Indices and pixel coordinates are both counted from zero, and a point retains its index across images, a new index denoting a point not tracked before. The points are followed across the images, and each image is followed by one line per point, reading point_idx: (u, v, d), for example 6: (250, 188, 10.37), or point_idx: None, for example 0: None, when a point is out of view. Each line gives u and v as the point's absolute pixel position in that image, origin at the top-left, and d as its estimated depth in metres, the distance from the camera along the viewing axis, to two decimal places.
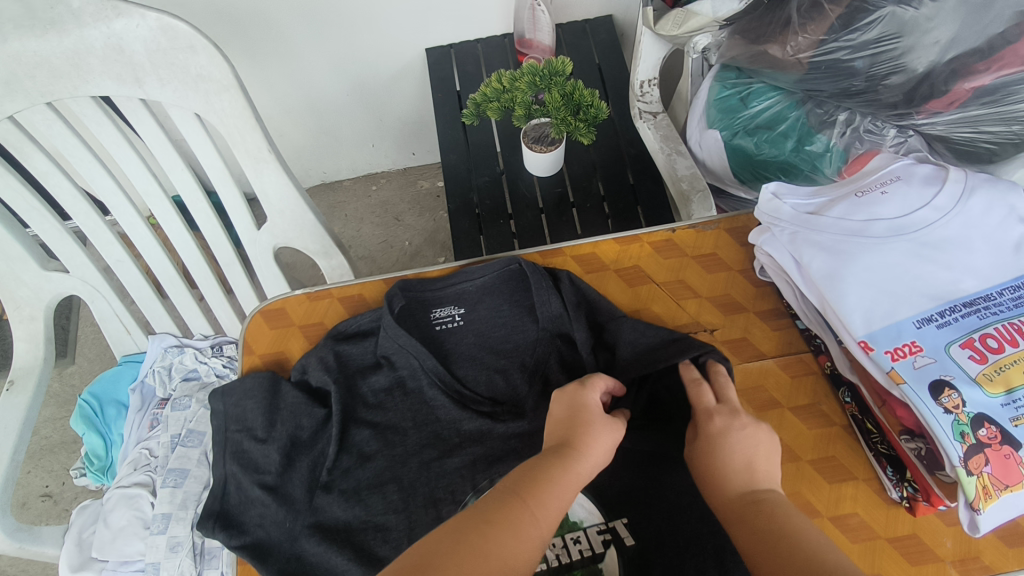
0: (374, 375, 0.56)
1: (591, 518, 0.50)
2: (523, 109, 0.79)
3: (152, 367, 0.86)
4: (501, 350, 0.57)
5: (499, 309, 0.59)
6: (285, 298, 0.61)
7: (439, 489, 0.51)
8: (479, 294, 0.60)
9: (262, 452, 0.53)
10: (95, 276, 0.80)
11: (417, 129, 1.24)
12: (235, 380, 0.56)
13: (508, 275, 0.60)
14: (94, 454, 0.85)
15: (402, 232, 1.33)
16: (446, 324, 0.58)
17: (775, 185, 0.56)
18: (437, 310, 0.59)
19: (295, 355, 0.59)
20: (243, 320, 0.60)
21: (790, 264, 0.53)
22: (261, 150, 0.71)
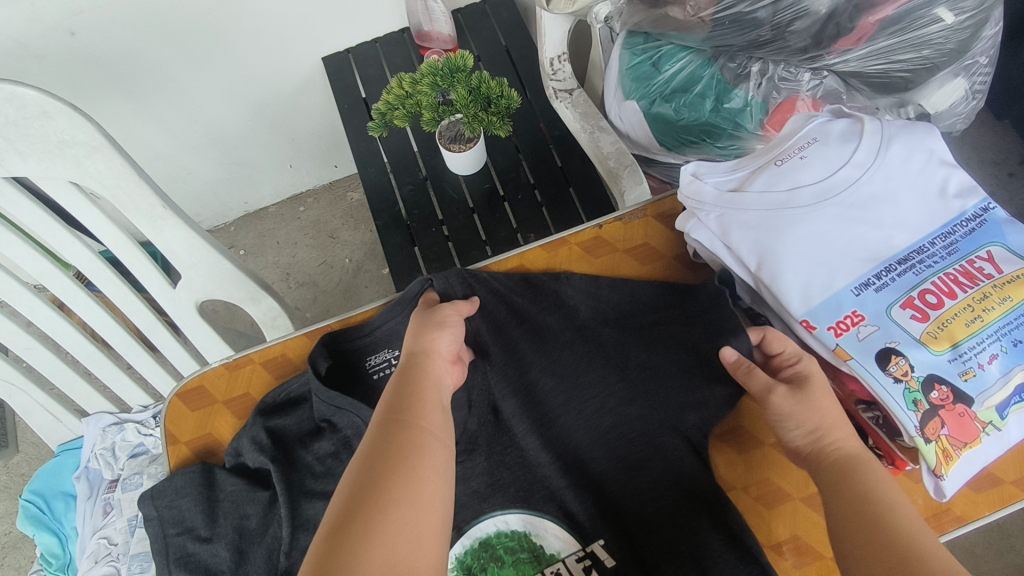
0: (317, 443, 0.52)
1: (568, 548, 0.49)
2: (430, 112, 0.75)
3: (93, 451, 0.81)
4: None
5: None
6: (202, 373, 0.56)
7: None
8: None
9: (209, 551, 0.51)
10: (5, 369, 0.74)
11: (333, 141, 1.18)
12: (163, 481, 0.53)
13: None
14: (50, 553, 0.80)
15: (341, 248, 1.27)
16: (384, 370, 0.55)
17: (694, 165, 0.53)
18: (372, 357, 0.56)
19: (225, 436, 0.56)
20: (161, 407, 0.56)
21: (721, 249, 0.51)
22: (155, 207, 0.66)
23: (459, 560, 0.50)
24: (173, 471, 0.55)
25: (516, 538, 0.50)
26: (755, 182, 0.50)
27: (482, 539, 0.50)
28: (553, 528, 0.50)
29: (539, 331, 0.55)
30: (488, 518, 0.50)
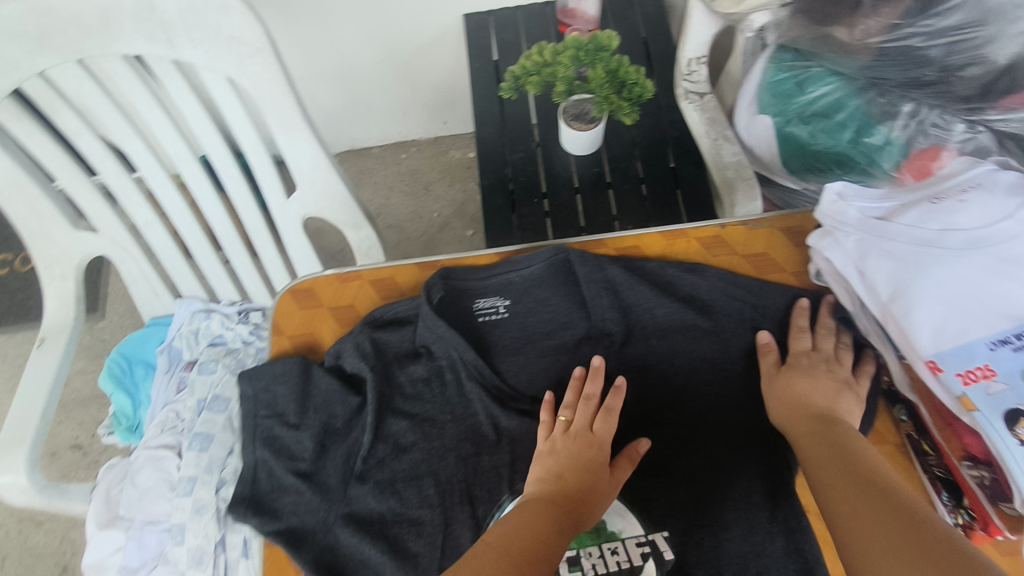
0: (413, 365, 0.56)
1: (632, 530, 0.50)
2: (564, 85, 0.76)
3: (178, 331, 0.87)
4: (545, 345, 0.57)
5: (548, 301, 0.58)
6: (314, 278, 0.61)
7: (474, 486, 0.51)
8: (532, 288, 0.59)
9: (294, 438, 0.54)
10: (125, 237, 0.80)
11: (450, 97, 1.21)
12: (263, 365, 0.57)
13: (557, 268, 0.59)
14: (122, 413, 0.86)
15: (432, 202, 1.30)
16: (490, 314, 0.58)
17: (842, 185, 0.54)
18: (481, 300, 0.59)
19: (325, 338, 0.59)
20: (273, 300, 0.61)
21: (853, 273, 0.52)
22: (295, 117, 0.69)
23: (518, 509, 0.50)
24: (273, 358, 0.59)
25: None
26: (906, 214, 0.50)
27: None
28: (621, 506, 0.51)
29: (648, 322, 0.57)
30: None
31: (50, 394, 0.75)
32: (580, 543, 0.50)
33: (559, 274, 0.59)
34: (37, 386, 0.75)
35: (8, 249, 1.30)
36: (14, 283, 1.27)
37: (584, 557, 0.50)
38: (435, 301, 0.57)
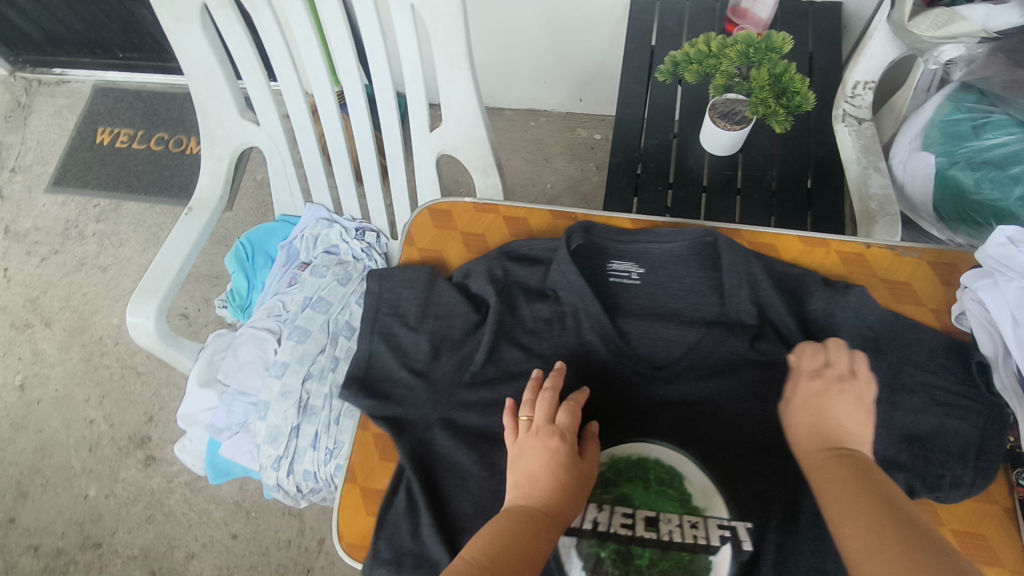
0: (539, 304, 0.62)
1: (717, 511, 0.52)
2: (723, 79, 0.75)
3: (302, 232, 0.93)
4: (671, 317, 0.62)
5: (681, 278, 0.63)
6: (454, 203, 0.69)
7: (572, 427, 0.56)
8: (671, 262, 0.64)
9: (412, 338, 0.62)
10: (280, 135, 0.87)
11: (594, 75, 1.22)
12: (396, 268, 0.65)
13: (699, 252, 0.63)
14: (238, 292, 0.94)
15: (549, 173, 1.32)
16: (623, 277, 0.64)
17: (1015, 230, 0.53)
18: (618, 261, 0.64)
19: (451, 257, 0.67)
20: (412, 215, 0.69)
21: (1005, 319, 0.52)
22: (460, 55, 0.73)
23: (612, 459, 0.55)
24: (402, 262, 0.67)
25: (671, 475, 0.54)
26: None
27: (639, 458, 0.55)
28: (707, 487, 0.53)
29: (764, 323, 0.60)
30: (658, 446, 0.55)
31: (187, 256, 0.83)
32: (663, 508, 0.53)
33: (700, 257, 0.63)
34: (179, 246, 0.83)
35: (166, 129, 1.44)
36: (164, 160, 1.41)
37: (663, 522, 0.52)
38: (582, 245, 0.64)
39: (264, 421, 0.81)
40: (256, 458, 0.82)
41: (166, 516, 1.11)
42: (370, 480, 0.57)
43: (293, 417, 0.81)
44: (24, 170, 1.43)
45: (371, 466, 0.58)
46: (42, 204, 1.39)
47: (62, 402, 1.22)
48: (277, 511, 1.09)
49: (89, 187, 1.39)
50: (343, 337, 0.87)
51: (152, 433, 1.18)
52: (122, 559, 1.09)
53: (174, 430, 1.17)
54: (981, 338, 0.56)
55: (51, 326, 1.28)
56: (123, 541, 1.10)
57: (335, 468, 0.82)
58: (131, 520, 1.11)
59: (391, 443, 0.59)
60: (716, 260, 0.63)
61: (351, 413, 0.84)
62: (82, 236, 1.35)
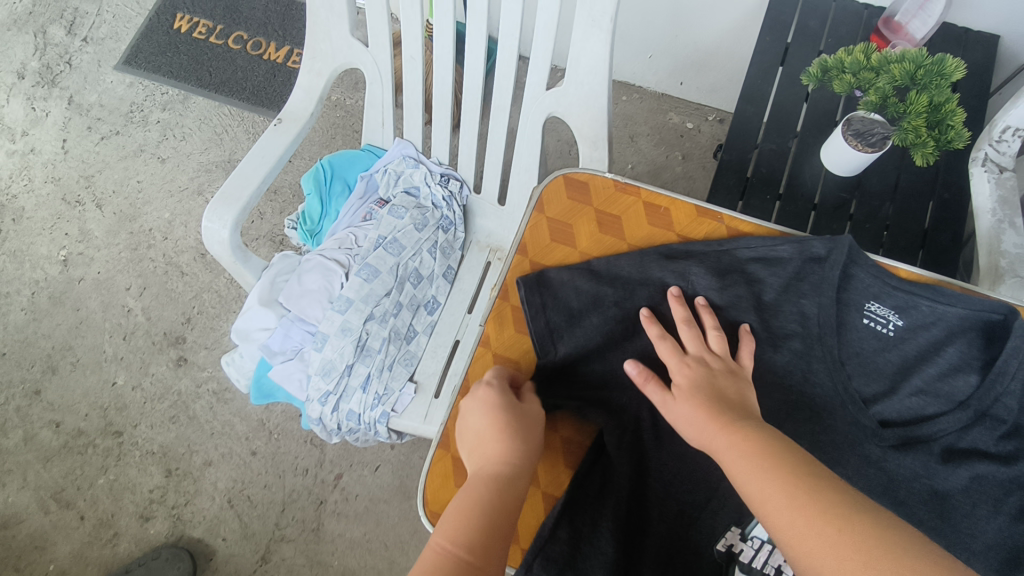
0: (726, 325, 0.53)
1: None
2: (876, 97, 0.70)
3: (385, 167, 0.90)
4: (923, 390, 0.49)
5: (942, 349, 0.50)
6: (595, 176, 0.62)
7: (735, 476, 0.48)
8: (941, 328, 0.50)
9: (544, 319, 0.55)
10: (385, 62, 0.83)
11: (704, 61, 1.16)
12: (521, 231, 0.60)
13: (981, 327, 0.50)
14: (309, 216, 0.92)
15: (631, 153, 1.27)
16: (878, 326, 0.51)
17: None
18: (875, 305, 0.51)
19: (578, 231, 0.60)
20: (545, 179, 0.62)
21: None
22: (604, 16, 0.68)
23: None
24: (523, 228, 0.61)
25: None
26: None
27: None
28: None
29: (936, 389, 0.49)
30: None
31: (271, 170, 0.79)
32: None
33: (982, 334, 0.50)
34: (264, 158, 0.79)
35: (246, 29, 1.38)
36: (239, 60, 1.36)
37: None
38: (822, 255, 0.53)
39: (319, 354, 0.80)
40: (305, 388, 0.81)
41: (190, 419, 1.11)
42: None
43: (348, 355, 0.79)
44: (96, 42, 1.38)
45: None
46: (110, 81, 1.35)
47: (102, 285, 1.20)
48: (299, 437, 1.09)
49: (159, 72, 1.35)
50: (409, 283, 0.85)
51: (187, 334, 1.17)
52: (140, 452, 1.09)
53: (210, 336, 1.16)
54: None
55: (102, 208, 1.25)
56: (145, 435, 1.10)
57: (381, 414, 0.80)
58: (155, 416, 1.11)
59: None
60: (1003, 344, 0.49)
61: (405, 361, 0.83)
62: (145, 122, 1.32)
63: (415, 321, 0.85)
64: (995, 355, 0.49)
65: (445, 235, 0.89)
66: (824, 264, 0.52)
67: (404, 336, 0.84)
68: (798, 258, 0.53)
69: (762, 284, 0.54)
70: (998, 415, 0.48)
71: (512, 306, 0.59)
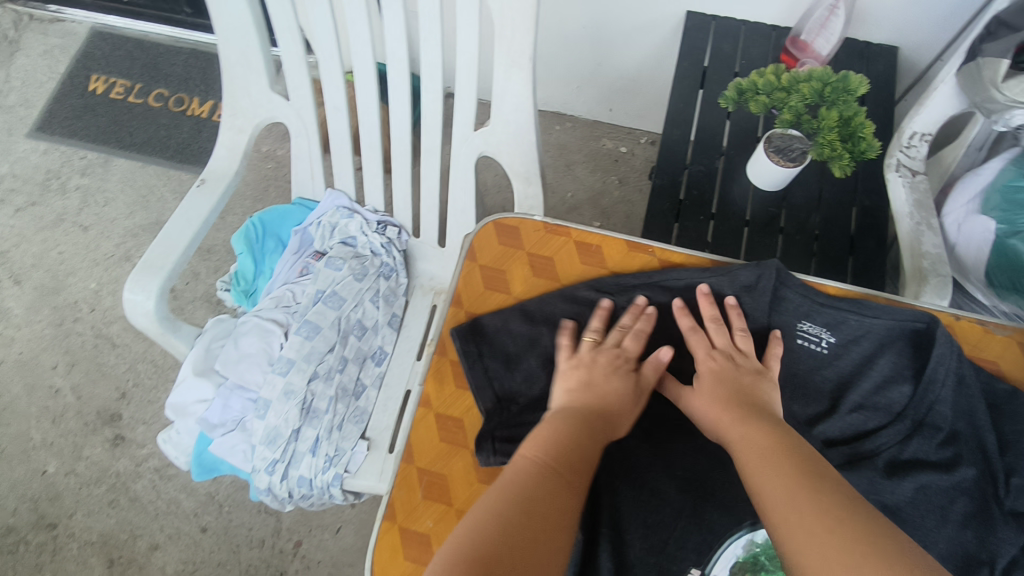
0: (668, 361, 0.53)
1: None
2: (791, 115, 0.72)
3: (319, 219, 0.87)
4: (860, 405, 0.51)
5: (873, 361, 0.52)
6: (524, 220, 0.62)
7: (689, 513, 0.48)
8: (871, 341, 0.52)
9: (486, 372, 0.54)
10: (309, 113, 0.81)
11: (630, 87, 1.19)
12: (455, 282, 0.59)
13: (908, 336, 0.52)
14: (243, 276, 0.89)
15: (569, 181, 1.28)
16: (812, 345, 0.53)
17: None
18: (807, 325, 0.53)
19: (513, 276, 0.60)
20: (475, 226, 0.62)
21: None
22: (524, 56, 0.68)
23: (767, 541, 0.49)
24: (456, 278, 0.60)
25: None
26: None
27: None
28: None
29: (871, 403, 0.51)
30: None
31: (197, 234, 0.76)
32: None
33: (911, 343, 0.51)
34: (187, 222, 0.76)
35: (166, 86, 1.35)
36: (162, 118, 1.31)
37: None
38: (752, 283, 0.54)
39: (263, 421, 0.76)
40: (250, 459, 0.76)
41: (132, 502, 1.04)
42: (412, 519, 0.51)
43: (294, 419, 0.75)
44: (4, 110, 1.32)
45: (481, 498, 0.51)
46: (22, 149, 1.29)
47: (24, 367, 1.12)
48: (253, 507, 1.03)
49: (75, 137, 1.29)
50: (353, 336, 0.82)
51: (123, 410, 1.10)
52: (78, 544, 1.01)
53: (148, 410, 1.10)
54: None
55: (21, 284, 1.18)
56: (82, 524, 1.02)
57: (333, 477, 0.76)
58: (92, 503, 1.04)
59: (439, 482, 0.52)
60: (928, 351, 0.50)
61: (355, 418, 0.80)
62: (64, 189, 1.26)
63: (362, 375, 0.82)
64: (924, 363, 0.50)
65: (388, 283, 0.87)
66: (754, 291, 0.54)
67: (352, 393, 0.81)
68: (728, 286, 0.54)
69: (698, 313, 0.55)
70: (934, 424, 0.49)
71: (450, 361, 0.57)
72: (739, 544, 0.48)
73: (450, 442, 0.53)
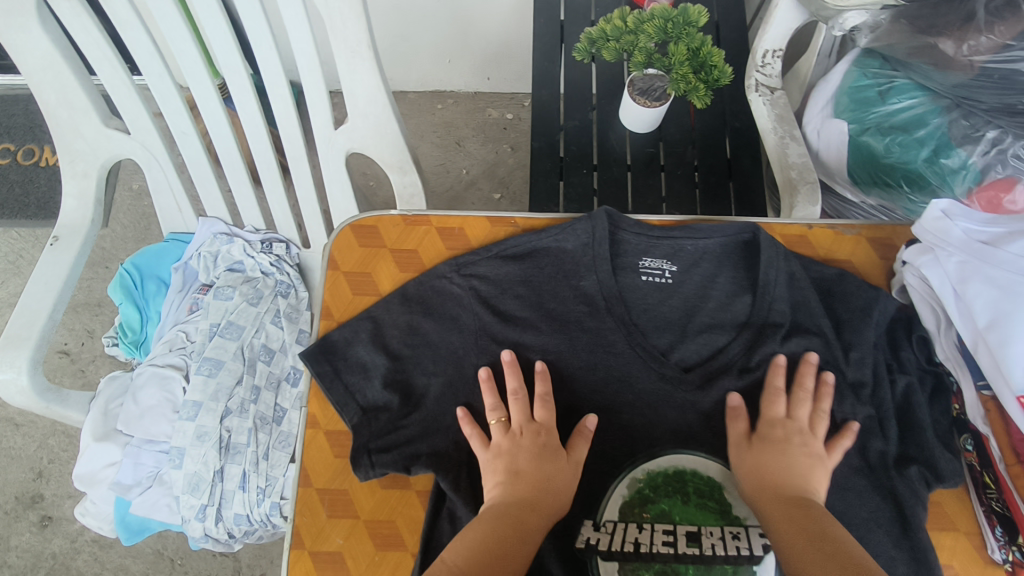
0: (540, 321, 0.58)
1: (757, 519, 0.52)
2: (642, 56, 0.73)
3: (198, 250, 0.83)
4: (712, 319, 0.57)
5: (715, 278, 0.59)
6: (381, 218, 0.66)
7: (584, 456, 0.54)
8: (707, 262, 0.60)
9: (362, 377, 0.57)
10: (156, 143, 0.76)
11: (500, 53, 1.18)
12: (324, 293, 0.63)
13: (739, 248, 0.60)
14: (129, 326, 0.84)
15: (462, 158, 1.26)
16: (658, 277, 0.59)
17: (948, 203, 0.55)
18: (650, 262, 0.59)
19: (380, 274, 0.64)
20: (334, 233, 0.65)
21: (948, 292, 0.53)
22: (361, 44, 0.66)
23: (649, 475, 0.52)
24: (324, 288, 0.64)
25: (711, 486, 0.52)
26: (1014, 243, 0.51)
27: (677, 471, 0.53)
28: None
29: (717, 315, 0.58)
30: (687, 455, 0.53)
31: (60, 295, 0.71)
32: (704, 522, 0.52)
33: (743, 253, 0.60)
34: (47, 284, 0.71)
35: (11, 139, 1.24)
36: (13, 175, 1.21)
37: (705, 536, 0.51)
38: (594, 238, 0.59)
39: (180, 470, 0.72)
40: (177, 511, 0.73)
41: None
42: (320, 541, 0.54)
43: (214, 461, 0.73)
44: None
45: (387, 502, 0.55)
46: None
47: None
48: (205, 555, 1.00)
49: None
50: (260, 362, 0.79)
51: (44, 489, 1.03)
52: None
53: (71, 484, 1.03)
54: (921, 308, 0.57)
55: None
56: None
57: (270, 506, 0.74)
58: None
59: (338, 497, 0.55)
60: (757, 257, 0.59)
61: (281, 443, 0.77)
62: None
63: (280, 399, 0.78)
64: (757, 271, 0.58)
65: (287, 300, 0.83)
66: (596, 243, 0.59)
67: (272, 420, 0.78)
68: (574, 237, 0.60)
69: (569, 270, 0.59)
70: (774, 321, 0.56)
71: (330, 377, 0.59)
72: (623, 484, 0.52)
73: (345, 456, 0.57)
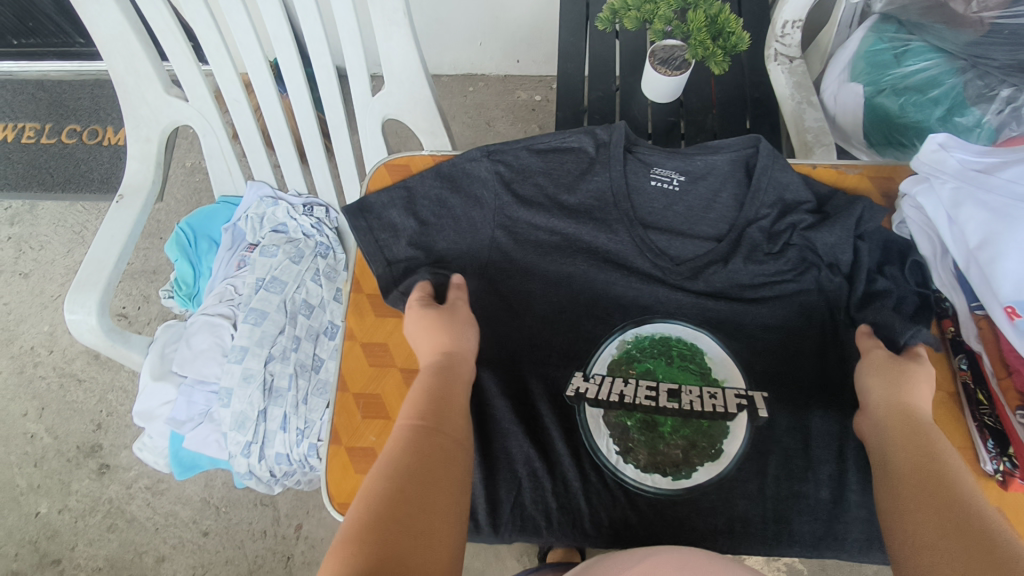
0: (551, 224, 0.63)
1: (734, 382, 0.59)
2: (661, 24, 0.77)
3: (246, 213, 0.89)
4: (707, 219, 0.63)
5: (718, 193, 0.63)
6: (411, 157, 0.71)
7: (578, 344, 0.60)
8: (713, 175, 0.63)
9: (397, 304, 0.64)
10: (211, 111, 0.83)
11: (530, 36, 1.22)
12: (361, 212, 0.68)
13: (745, 165, 0.63)
14: (184, 281, 0.92)
15: (492, 138, 1.31)
16: (665, 184, 0.63)
17: (946, 136, 0.57)
18: (660, 171, 0.63)
19: None
20: (372, 168, 0.71)
21: (941, 219, 0.56)
22: (398, 13, 0.71)
23: (636, 339, 0.60)
24: None
25: (693, 351, 0.60)
26: (1008, 169, 0.53)
27: (664, 337, 0.61)
28: (728, 362, 0.59)
29: (715, 215, 0.62)
30: (674, 323, 0.61)
31: (124, 245, 0.78)
32: (684, 380, 0.59)
33: (745, 168, 0.63)
34: (113, 236, 0.78)
35: (77, 121, 1.35)
36: (78, 153, 1.32)
37: (685, 393, 0.59)
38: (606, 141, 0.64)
39: (229, 408, 0.79)
40: (224, 446, 0.80)
41: (129, 523, 1.06)
42: (357, 439, 0.59)
43: (259, 401, 0.78)
44: None
45: None
46: None
47: None
48: (248, 502, 1.07)
49: None
50: (301, 315, 0.85)
51: (102, 440, 1.12)
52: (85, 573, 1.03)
53: (127, 435, 1.12)
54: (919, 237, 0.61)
55: None
56: (85, 554, 1.04)
57: (308, 447, 0.80)
58: (91, 532, 1.06)
59: (372, 403, 0.61)
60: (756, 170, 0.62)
61: (319, 391, 0.82)
62: None
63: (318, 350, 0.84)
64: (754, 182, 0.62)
65: (327, 260, 0.89)
66: (609, 147, 0.64)
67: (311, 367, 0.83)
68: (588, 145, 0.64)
69: (578, 177, 0.64)
70: (761, 216, 0.61)
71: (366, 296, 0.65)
72: (613, 344, 0.60)
73: (379, 365, 0.62)
